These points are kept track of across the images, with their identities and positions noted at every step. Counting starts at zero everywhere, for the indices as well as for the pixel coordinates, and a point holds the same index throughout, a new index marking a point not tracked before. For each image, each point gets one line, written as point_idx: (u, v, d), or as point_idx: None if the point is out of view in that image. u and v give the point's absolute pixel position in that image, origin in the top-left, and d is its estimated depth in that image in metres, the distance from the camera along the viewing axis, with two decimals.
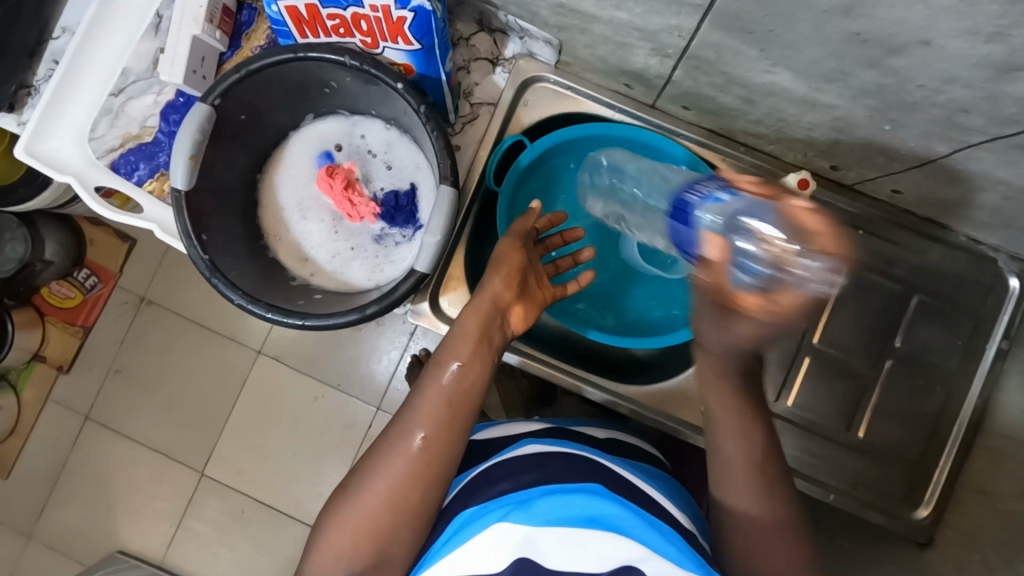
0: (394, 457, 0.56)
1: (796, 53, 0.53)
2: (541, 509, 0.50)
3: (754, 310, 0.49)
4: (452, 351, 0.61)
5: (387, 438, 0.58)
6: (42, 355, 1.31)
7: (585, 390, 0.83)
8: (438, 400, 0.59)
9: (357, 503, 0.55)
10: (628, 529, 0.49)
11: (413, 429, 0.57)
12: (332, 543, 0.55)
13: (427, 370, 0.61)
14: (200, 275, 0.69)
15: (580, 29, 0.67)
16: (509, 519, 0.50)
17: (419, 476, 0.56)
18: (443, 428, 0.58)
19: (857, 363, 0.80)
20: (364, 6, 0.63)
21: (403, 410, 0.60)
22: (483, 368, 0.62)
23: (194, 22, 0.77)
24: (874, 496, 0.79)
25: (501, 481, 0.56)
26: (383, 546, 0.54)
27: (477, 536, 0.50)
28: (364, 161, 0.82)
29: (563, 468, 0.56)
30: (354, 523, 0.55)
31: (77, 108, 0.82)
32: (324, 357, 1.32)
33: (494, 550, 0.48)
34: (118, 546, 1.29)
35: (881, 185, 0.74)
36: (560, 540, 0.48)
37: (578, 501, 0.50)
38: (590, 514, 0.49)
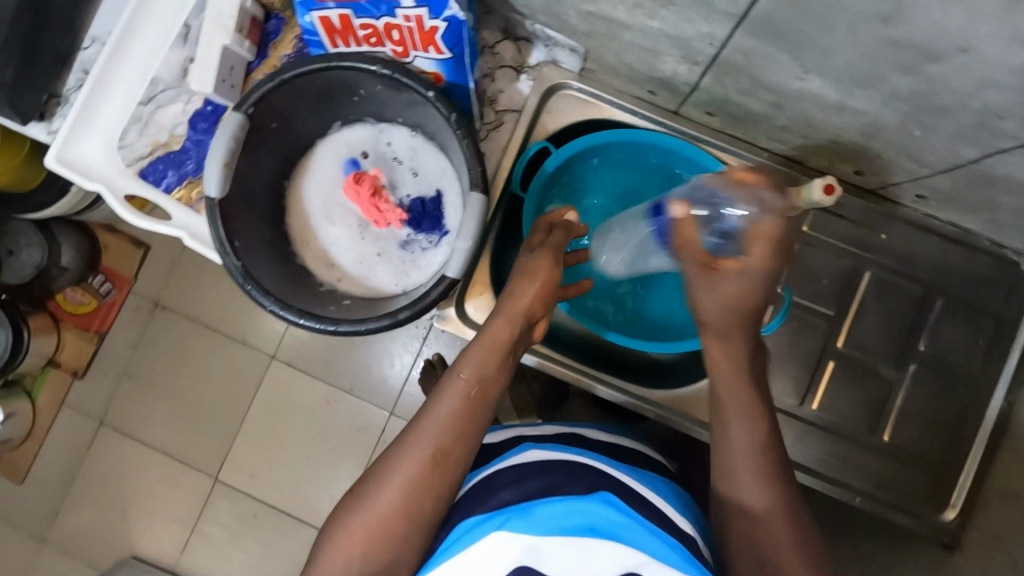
0: (408, 464, 0.57)
1: (829, 60, 0.54)
2: (541, 518, 0.51)
3: (733, 267, 0.57)
4: (478, 362, 0.61)
5: (401, 444, 0.58)
6: (57, 360, 1.33)
7: (598, 390, 0.83)
8: (456, 411, 0.59)
9: (371, 508, 0.55)
10: (628, 534, 0.51)
11: (428, 437, 0.57)
12: (343, 546, 0.55)
13: (444, 378, 0.61)
14: (234, 283, 0.70)
15: (609, 37, 0.68)
16: (510, 529, 0.50)
17: (433, 482, 0.56)
18: (460, 438, 0.58)
19: (880, 366, 0.81)
20: (397, 15, 0.64)
21: (416, 416, 0.60)
22: (500, 382, 0.62)
23: (224, 31, 0.79)
24: (900, 499, 0.79)
25: (502, 489, 0.56)
26: (395, 551, 0.55)
27: (479, 546, 0.51)
28: (390, 168, 0.83)
29: (562, 473, 0.56)
30: (366, 527, 0.55)
31: (108, 117, 0.83)
32: (338, 362, 1.32)
33: (498, 558, 0.50)
34: (132, 550, 1.30)
35: (905, 188, 0.75)
36: (561, 549, 0.49)
37: (584, 509, 0.51)
38: (589, 523, 0.51)
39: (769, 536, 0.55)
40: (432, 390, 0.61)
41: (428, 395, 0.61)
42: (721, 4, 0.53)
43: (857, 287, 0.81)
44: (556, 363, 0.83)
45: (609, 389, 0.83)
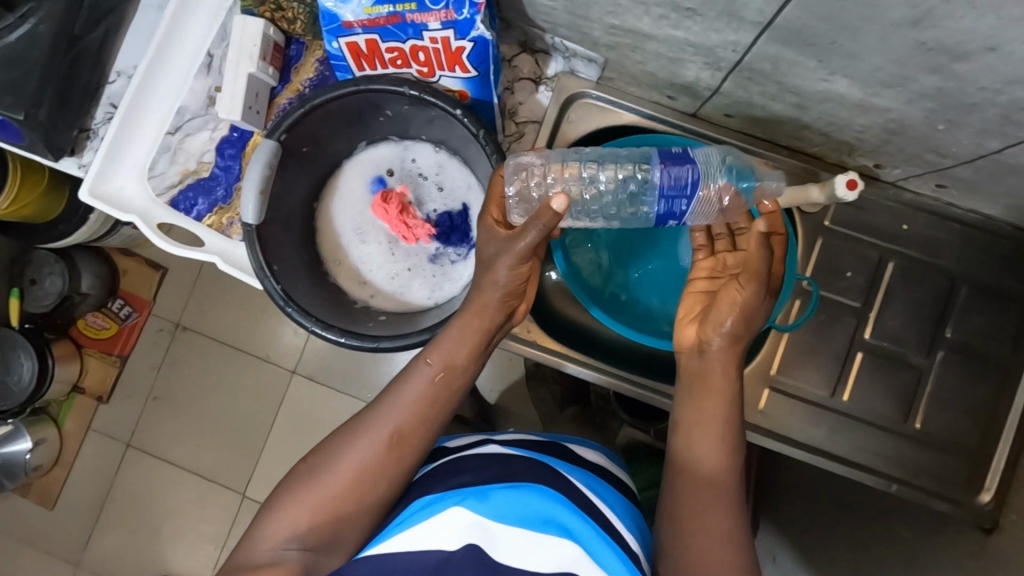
0: (371, 436, 0.59)
1: (856, 63, 0.56)
2: (497, 503, 0.55)
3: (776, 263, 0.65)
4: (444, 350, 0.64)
5: (366, 417, 0.61)
6: (81, 386, 1.35)
7: (566, 365, 0.84)
8: (423, 396, 0.62)
9: (331, 475, 0.58)
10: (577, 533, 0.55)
11: (393, 415, 0.60)
12: (294, 510, 0.56)
13: (414, 362, 0.63)
14: (275, 305, 0.72)
15: (631, 47, 0.70)
16: (467, 505, 0.54)
17: (390, 462, 0.59)
18: (422, 424, 0.61)
19: (908, 354, 0.82)
20: (424, 38, 0.65)
21: (380, 396, 0.63)
22: (469, 372, 0.65)
23: (250, 59, 0.80)
24: (937, 484, 0.81)
25: (463, 472, 0.59)
26: (342, 520, 0.57)
27: (434, 518, 0.53)
28: (416, 184, 0.84)
29: (523, 466, 0.60)
30: (321, 497, 0.57)
31: (138, 150, 0.85)
32: (363, 374, 1.34)
33: (451, 530, 0.52)
34: (165, 570, 1.32)
35: (926, 180, 0.76)
36: (515, 534, 0.53)
37: (532, 500, 0.56)
38: (545, 513, 0.55)
39: (712, 511, 0.57)
40: (398, 375, 0.64)
41: (397, 374, 0.63)
42: (748, 14, 0.54)
43: (882, 278, 0.82)
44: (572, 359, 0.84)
45: (579, 367, 0.84)
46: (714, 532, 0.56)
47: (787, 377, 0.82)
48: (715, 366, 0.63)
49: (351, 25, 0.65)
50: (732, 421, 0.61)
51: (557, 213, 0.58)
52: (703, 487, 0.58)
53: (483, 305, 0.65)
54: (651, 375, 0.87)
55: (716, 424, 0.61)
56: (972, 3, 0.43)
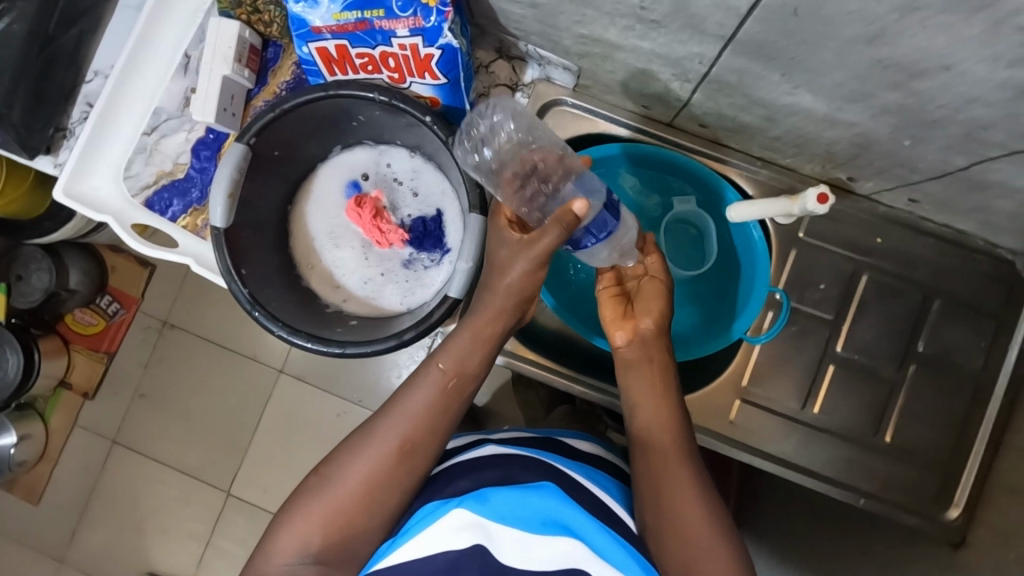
0: (377, 446, 0.59)
1: (819, 78, 0.56)
2: (496, 504, 0.54)
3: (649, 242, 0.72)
4: (446, 353, 0.63)
5: (371, 428, 0.61)
6: (68, 382, 1.35)
7: (574, 385, 0.84)
8: (431, 403, 0.61)
9: (336, 488, 0.58)
10: (579, 529, 0.54)
11: (400, 424, 0.60)
12: (302, 525, 0.56)
13: (422, 370, 0.62)
14: (242, 309, 0.72)
15: (602, 57, 0.69)
16: (468, 509, 0.53)
17: (396, 472, 0.58)
18: (430, 431, 0.60)
19: (881, 366, 0.82)
20: (392, 45, 0.65)
21: (388, 403, 0.62)
22: (478, 374, 0.64)
23: (224, 62, 0.80)
24: (907, 498, 0.80)
25: (459, 477, 0.59)
26: (352, 531, 0.57)
27: (436, 524, 0.53)
28: (391, 189, 0.84)
29: (518, 465, 0.59)
30: (327, 510, 0.57)
31: (113, 150, 0.85)
32: (347, 374, 1.34)
33: (453, 534, 0.51)
34: (148, 567, 1.32)
35: (899, 194, 0.76)
36: (521, 536, 0.52)
37: (532, 500, 0.55)
38: (543, 512, 0.54)
39: (672, 464, 0.60)
40: (404, 382, 0.64)
41: (404, 381, 0.63)
42: (710, 27, 0.54)
43: (855, 290, 0.82)
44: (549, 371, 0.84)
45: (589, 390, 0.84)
46: (685, 496, 0.58)
47: (758, 388, 0.82)
48: (652, 354, 0.67)
49: (319, 31, 0.65)
50: (670, 395, 0.65)
51: (579, 216, 0.59)
52: (662, 458, 0.61)
53: (493, 308, 0.64)
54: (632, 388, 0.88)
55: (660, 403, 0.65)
56: (923, 22, 0.44)
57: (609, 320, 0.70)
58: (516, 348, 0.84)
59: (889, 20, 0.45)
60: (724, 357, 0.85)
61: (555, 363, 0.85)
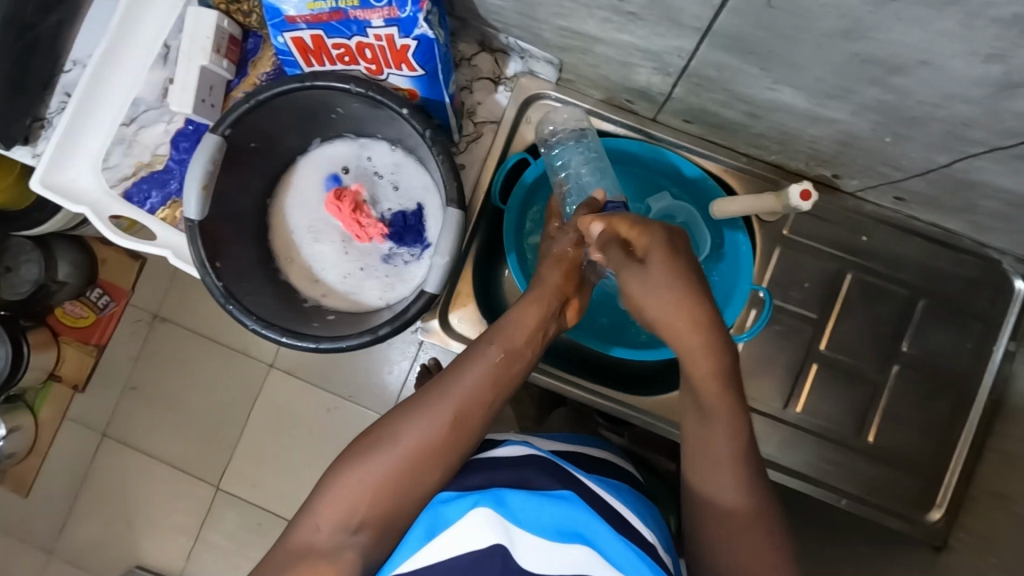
0: (430, 416, 0.58)
1: (799, 73, 0.55)
2: (514, 509, 0.51)
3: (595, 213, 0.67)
4: (506, 335, 0.64)
5: (424, 398, 0.60)
6: (58, 374, 1.34)
7: (563, 388, 0.84)
8: (484, 376, 0.61)
9: (386, 457, 0.56)
10: (596, 538, 0.51)
11: (454, 394, 0.60)
12: (347, 495, 0.55)
13: (478, 344, 0.63)
14: (216, 302, 0.71)
15: (583, 50, 0.68)
16: (489, 511, 0.50)
17: (447, 442, 0.58)
18: (482, 402, 0.60)
19: (866, 366, 0.81)
20: (368, 35, 0.64)
21: (444, 376, 0.62)
22: (528, 357, 0.65)
23: (203, 52, 0.79)
24: (890, 501, 0.80)
25: (471, 478, 0.57)
26: (396, 504, 0.56)
27: (454, 525, 0.50)
28: (371, 183, 0.83)
29: (535, 469, 0.57)
30: (375, 481, 0.55)
31: (91, 140, 0.84)
32: (336, 369, 1.33)
33: (469, 538, 0.49)
34: (137, 560, 1.31)
35: (884, 192, 0.75)
36: (539, 541, 0.50)
37: (550, 508, 0.52)
38: (560, 521, 0.51)
39: (738, 539, 0.53)
40: (457, 358, 0.64)
41: (457, 358, 0.63)
42: (687, 19, 0.53)
43: (840, 290, 0.81)
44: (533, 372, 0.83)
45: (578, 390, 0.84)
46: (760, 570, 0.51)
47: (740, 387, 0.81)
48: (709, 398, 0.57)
49: (294, 20, 0.64)
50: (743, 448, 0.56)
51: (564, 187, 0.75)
52: (733, 526, 0.53)
53: (548, 291, 0.68)
54: (621, 388, 0.87)
55: (722, 459, 0.56)
56: (898, 15, 0.43)
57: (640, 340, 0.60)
58: None
59: (863, 13, 0.44)
60: None
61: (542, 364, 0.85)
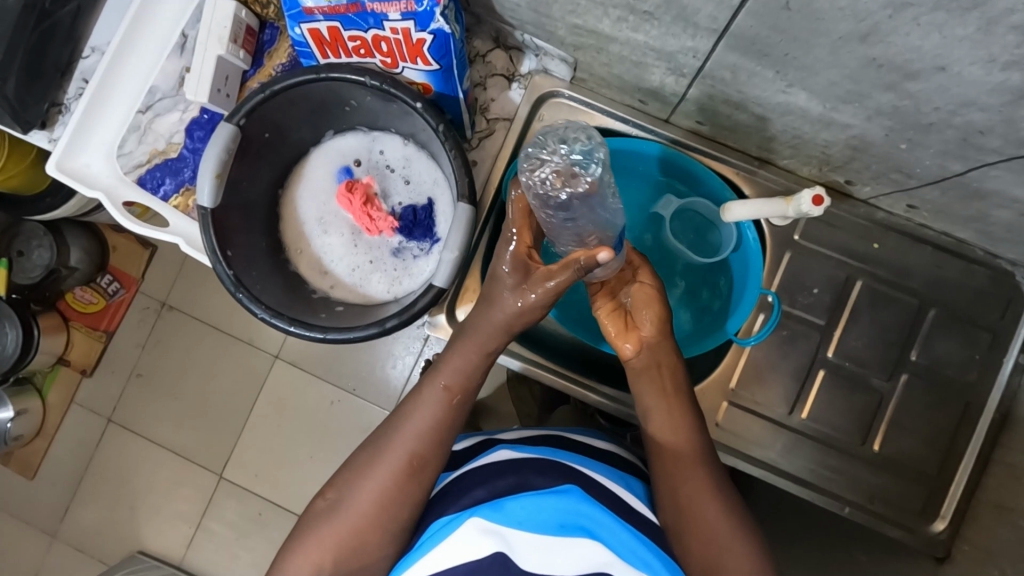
0: (387, 465, 0.59)
1: (815, 77, 0.55)
2: (513, 511, 0.53)
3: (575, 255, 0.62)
4: (443, 372, 0.65)
5: (377, 446, 0.61)
6: (66, 359, 1.35)
7: (571, 390, 0.83)
8: (435, 417, 0.62)
9: (352, 509, 0.58)
10: (599, 531, 0.53)
11: (406, 438, 0.61)
12: (315, 547, 0.57)
13: (427, 386, 0.64)
14: (227, 290, 0.71)
15: (597, 48, 0.68)
16: (486, 520, 0.52)
17: (407, 489, 0.59)
18: (433, 441, 0.61)
19: (872, 375, 0.80)
20: (385, 28, 0.64)
21: (391, 423, 0.63)
22: (471, 392, 0.65)
23: (219, 42, 0.80)
24: (892, 511, 0.79)
25: (474, 487, 0.58)
26: (365, 552, 0.57)
27: (453, 538, 0.52)
28: (383, 176, 0.84)
29: (534, 469, 0.58)
30: (342, 533, 0.57)
31: (107, 127, 0.85)
32: (340, 362, 1.33)
33: (469, 545, 0.51)
34: (139, 546, 1.32)
35: (897, 200, 0.75)
36: (540, 542, 0.51)
37: (550, 504, 0.53)
38: (561, 518, 0.53)
39: (686, 467, 0.61)
40: (404, 401, 0.65)
41: (406, 400, 0.64)
42: (703, 20, 0.53)
43: (848, 296, 0.81)
44: (539, 368, 0.83)
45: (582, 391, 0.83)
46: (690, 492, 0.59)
47: (744, 391, 0.81)
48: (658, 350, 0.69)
49: (312, 12, 0.64)
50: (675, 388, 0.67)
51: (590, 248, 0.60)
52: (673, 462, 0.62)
53: (493, 325, 0.66)
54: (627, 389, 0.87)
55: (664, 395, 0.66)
56: (916, 20, 0.43)
57: (613, 336, 0.70)
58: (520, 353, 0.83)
59: (881, 17, 0.44)
60: (711, 358, 0.84)
61: (546, 361, 0.84)
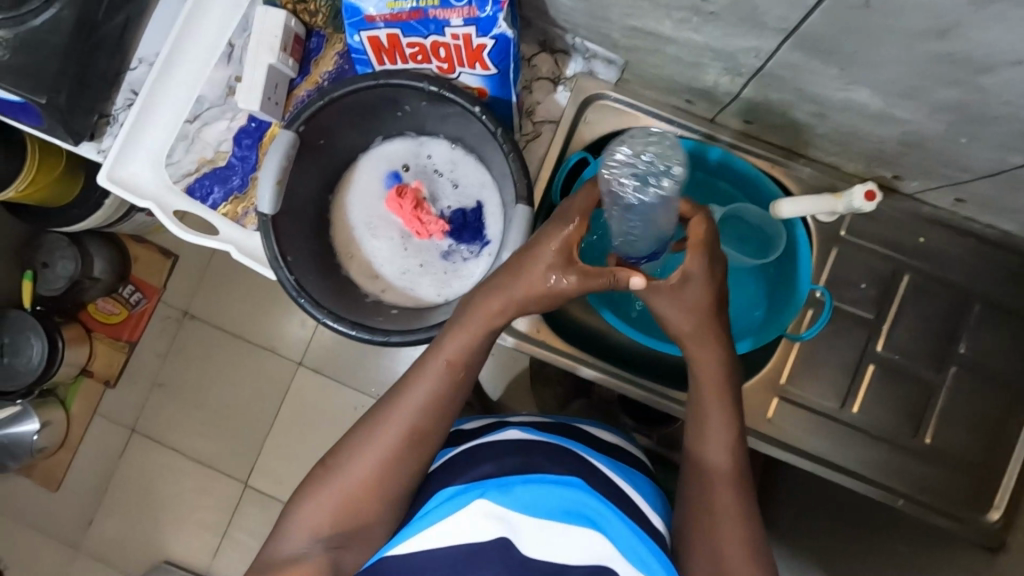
0: (386, 434, 0.60)
1: (880, 74, 0.56)
2: (520, 495, 0.54)
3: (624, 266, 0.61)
4: (442, 346, 0.63)
5: (381, 415, 0.62)
6: (89, 370, 1.36)
7: (624, 388, 0.83)
8: (433, 390, 0.62)
9: (352, 471, 0.60)
10: (602, 526, 0.55)
11: (407, 411, 0.61)
12: (317, 512, 0.59)
13: (422, 362, 0.63)
14: (289, 296, 0.73)
15: (650, 50, 0.69)
16: (494, 499, 0.54)
17: (408, 457, 0.60)
18: (434, 415, 0.62)
19: (919, 367, 0.81)
20: (445, 35, 0.66)
21: (390, 395, 0.63)
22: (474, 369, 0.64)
23: (271, 51, 0.81)
24: (942, 502, 0.79)
25: (482, 463, 0.59)
26: (363, 513, 0.59)
27: (460, 512, 0.53)
28: (431, 180, 0.85)
29: (542, 453, 0.60)
30: (340, 496, 0.59)
31: (156, 136, 0.86)
32: (364, 367, 1.34)
33: (476, 524, 0.52)
34: (163, 556, 1.32)
35: (944, 193, 0.75)
36: (542, 528, 0.53)
37: (555, 493, 0.55)
38: (565, 506, 0.55)
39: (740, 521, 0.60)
40: (408, 370, 0.64)
41: (409, 369, 0.64)
42: (771, 20, 0.54)
43: (896, 290, 0.82)
44: (543, 348, 0.83)
45: (634, 389, 0.83)
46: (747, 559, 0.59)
47: (798, 386, 0.82)
48: (709, 401, 0.63)
49: (373, 19, 0.65)
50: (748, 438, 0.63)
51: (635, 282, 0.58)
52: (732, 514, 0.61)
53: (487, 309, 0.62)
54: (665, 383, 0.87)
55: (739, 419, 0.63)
56: (1000, 16, 0.44)
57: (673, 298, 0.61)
58: (541, 338, 0.83)
59: (963, 13, 0.45)
60: (761, 354, 0.84)
61: (599, 361, 0.85)
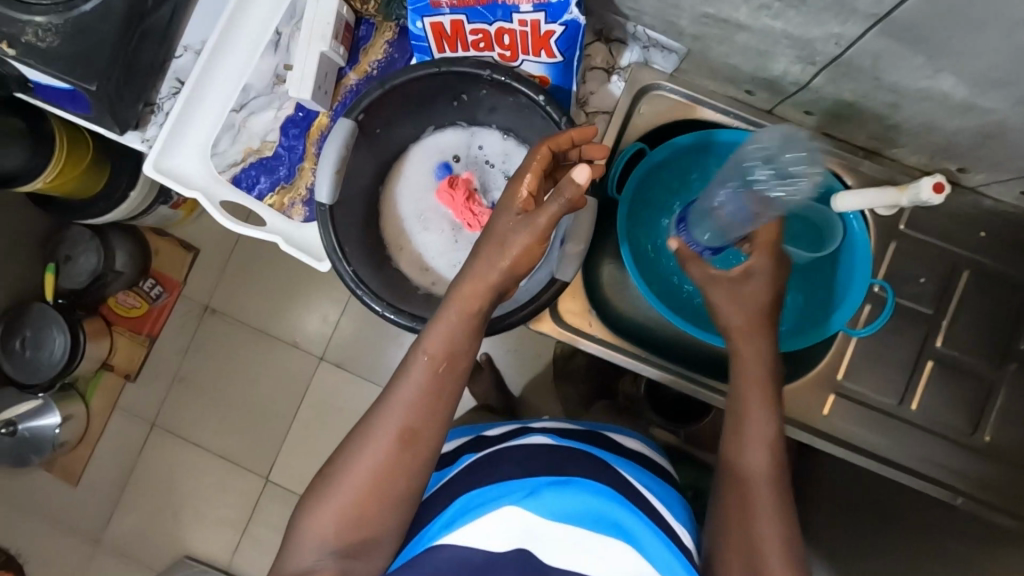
0: (380, 439, 0.55)
1: (971, 62, 0.54)
2: (546, 499, 0.54)
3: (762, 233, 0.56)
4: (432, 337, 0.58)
5: (373, 417, 0.56)
6: (110, 364, 1.34)
7: (682, 384, 0.82)
8: (425, 387, 0.56)
9: (349, 481, 0.54)
10: (629, 533, 0.53)
11: (400, 410, 0.55)
12: (320, 526, 0.54)
13: (409, 355, 0.58)
14: (347, 289, 0.71)
15: (719, 38, 0.68)
16: (522, 504, 0.53)
17: (404, 461, 0.55)
18: (429, 413, 0.56)
19: (979, 364, 0.80)
20: (513, 20, 0.66)
21: (383, 395, 0.57)
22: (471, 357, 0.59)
23: (322, 39, 0.79)
24: (1004, 500, 0.78)
25: (505, 464, 0.59)
26: (369, 525, 0.54)
27: (488, 514, 0.53)
28: (482, 171, 0.83)
29: (567, 459, 0.60)
30: (342, 509, 0.54)
31: (202, 125, 0.85)
32: (387, 363, 1.32)
33: (502, 528, 0.51)
34: (185, 552, 1.31)
35: (1012, 186, 0.74)
36: (566, 533, 0.52)
37: (581, 499, 0.54)
38: (592, 511, 0.54)
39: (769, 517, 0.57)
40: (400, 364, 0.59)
41: (394, 370, 0.58)
42: (863, 5, 0.53)
43: (955, 285, 0.81)
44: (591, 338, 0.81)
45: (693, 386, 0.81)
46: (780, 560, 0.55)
47: (855, 382, 0.81)
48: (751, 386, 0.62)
49: (438, 3, 0.65)
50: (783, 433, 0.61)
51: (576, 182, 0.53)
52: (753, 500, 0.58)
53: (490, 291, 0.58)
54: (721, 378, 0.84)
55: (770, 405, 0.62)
56: None
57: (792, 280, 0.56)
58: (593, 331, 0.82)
59: None
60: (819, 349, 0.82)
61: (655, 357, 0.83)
